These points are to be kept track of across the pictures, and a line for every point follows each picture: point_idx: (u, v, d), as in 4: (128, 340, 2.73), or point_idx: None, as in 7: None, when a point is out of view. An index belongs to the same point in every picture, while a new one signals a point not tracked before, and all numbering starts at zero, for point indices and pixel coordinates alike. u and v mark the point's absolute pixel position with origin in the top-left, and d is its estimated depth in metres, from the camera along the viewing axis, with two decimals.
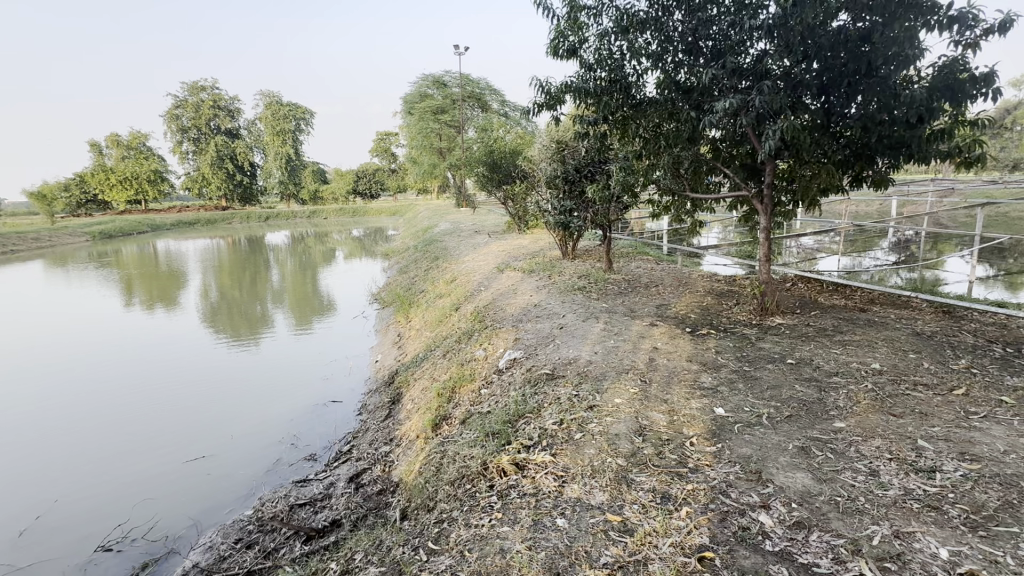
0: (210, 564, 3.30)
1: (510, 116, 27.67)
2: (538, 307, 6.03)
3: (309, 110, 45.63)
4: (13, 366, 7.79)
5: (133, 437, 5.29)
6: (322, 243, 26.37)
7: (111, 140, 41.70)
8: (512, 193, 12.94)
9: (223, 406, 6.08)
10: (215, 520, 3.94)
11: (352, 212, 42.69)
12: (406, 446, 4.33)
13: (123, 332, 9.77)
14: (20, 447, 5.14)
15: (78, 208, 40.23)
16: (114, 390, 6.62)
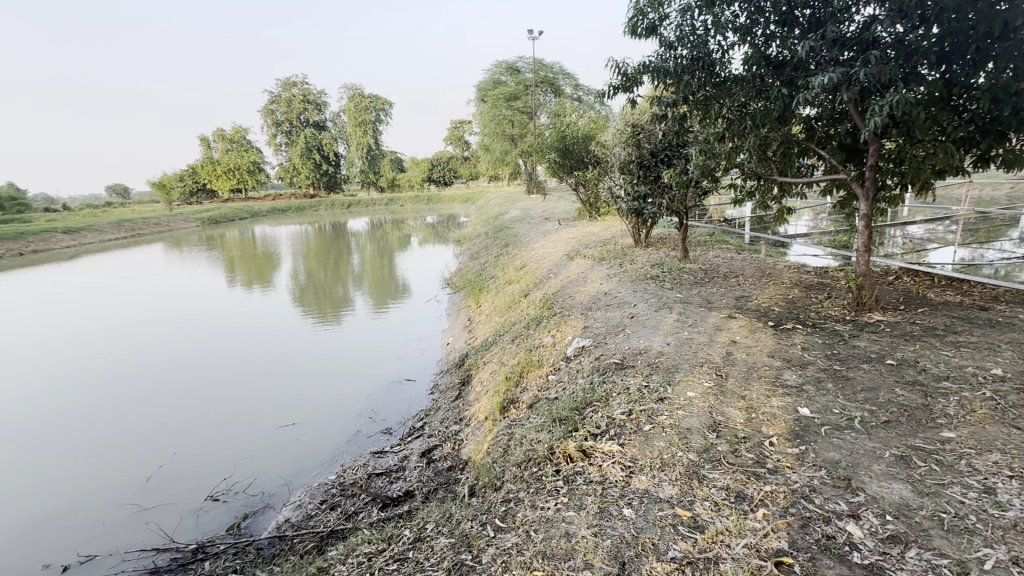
0: (299, 520, 3.63)
1: (584, 100, 27.11)
2: (608, 296, 5.92)
3: (388, 102, 47.60)
4: (139, 337, 8.90)
5: (233, 404, 5.86)
6: (399, 229, 27.57)
7: (218, 134, 46.15)
8: (583, 179, 12.73)
9: (311, 379, 6.59)
10: (304, 481, 4.32)
11: (427, 200, 44.14)
12: (475, 426, 4.47)
13: (225, 310, 10.80)
14: (143, 408, 5.85)
15: (191, 197, 45.10)
16: (218, 362, 7.36)
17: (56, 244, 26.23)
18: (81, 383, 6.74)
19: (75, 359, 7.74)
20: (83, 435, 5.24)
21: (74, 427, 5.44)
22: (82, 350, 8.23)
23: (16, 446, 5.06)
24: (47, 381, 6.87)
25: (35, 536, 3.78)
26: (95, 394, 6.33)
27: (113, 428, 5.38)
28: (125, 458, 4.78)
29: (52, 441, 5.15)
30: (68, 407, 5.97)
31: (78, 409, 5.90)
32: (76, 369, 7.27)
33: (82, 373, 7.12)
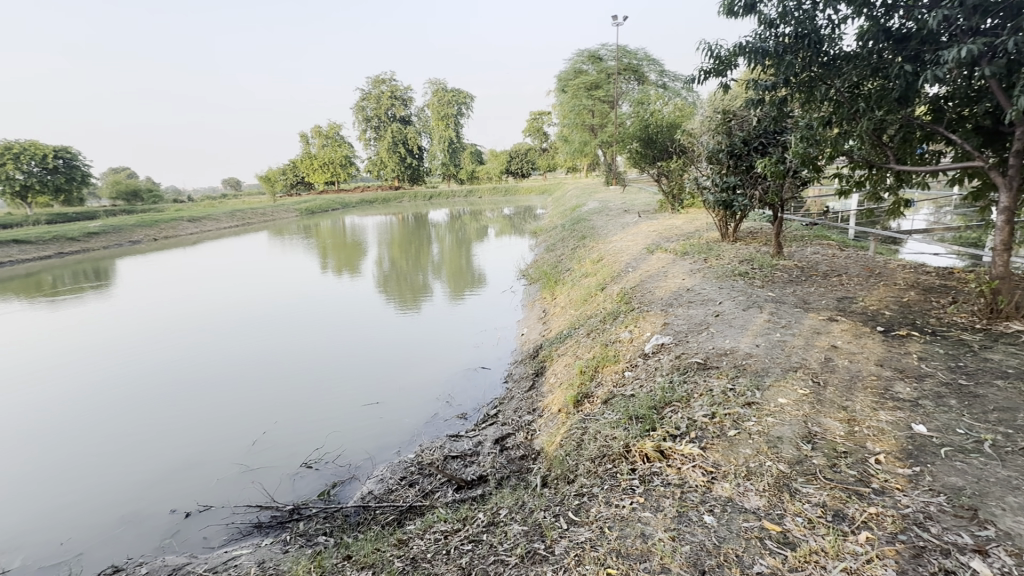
0: (381, 493, 3.87)
1: (669, 86, 25.90)
2: (690, 292, 5.64)
3: (470, 95, 48.59)
4: (245, 318, 9.86)
5: (324, 383, 6.33)
6: (477, 220, 28.20)
7: (315, 131, 49.81)
8: (666, 170, 12.19)
9: (392, 363, 6.94)
10: (387, 457, 4.59)
11: (505, 192, 44.67)
12: (548, 418, 4.48)
13: (318, 295, 11.66)
14: (249, 381, 6.49)
15: (292, 189, 49.25)
16: (312, 344, 7.97)
17: (183, 231, 29.83)
18: (200, 357, 7.61)
19: (195, 335, 8.74)
20: (200, 402, 5.90)
21: (193, 394, 6.15)
22: (200, 328, 9.27)
23: (148, 407, 5.82)
24: (173, 354, 7.83)
25: (163, 484, 4.33)
26: (210, 367, 7.11)
27: (224, 397, 6.02)
28: (234, 424, 5.33)
29: (176, 406, 5.85)
30: (188, 377, 6.76)
31: (196, 379, 6.66)
32: (196, 345, 8.21)
33: (200, 348, 8.02)
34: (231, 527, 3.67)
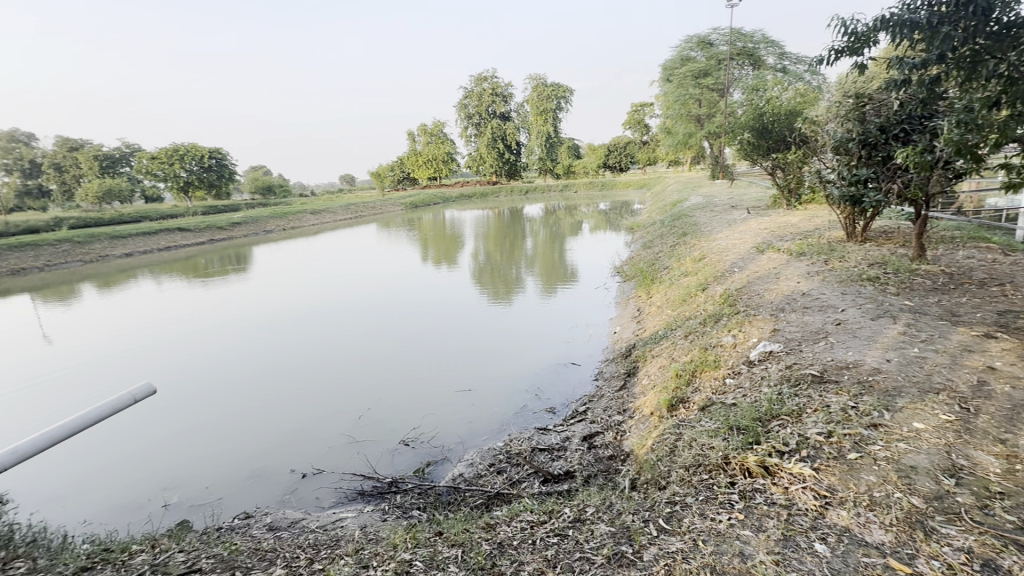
0: (471, 477, 4.03)
1: (790, 69, 23.56)
2: (807, 297, 5.12)
3: (569, 89, 48.22)
4: (354, 304, 10.75)
5: (420, 368, 6.73)
6: (572, 214, 28.04)
7: (421, 129, 52.68)
8: (783, 162, 11.14)
9: (484, 354, 7.15)
10: (477, 443, 4.76)
11: (601, 186, 43.92)
12: (640, 420, 4.35)
13: (417, 285, 12.37)
14: (356, 363, 7.09)
15: (399, 184, 52.70)
16: (410, 331, 8.51)
17: (307, 223, 33.34)
18: (315, 338, 8.44)
19: (311, 319, 9.69)
20: (315, 378, 6.56)
21: (309, 371, 6.84)
22: (316, 312, 10.27)
23: (273, 380, 6.55)
24: (294, 334, 8.74)
25: (284, 447, 4.88)
26: (323, 348, 7.85)
27: (334, 375, 6.63)
28: (343, 399, 5.86)
29: (295, 380, 6.54)
30: (305, 355, 7.54)
31: (311, 358, 7.40)
32: (312, 327, 9.11)
33: (316, 330, 8.89)
34: (339, 491, 4.05)
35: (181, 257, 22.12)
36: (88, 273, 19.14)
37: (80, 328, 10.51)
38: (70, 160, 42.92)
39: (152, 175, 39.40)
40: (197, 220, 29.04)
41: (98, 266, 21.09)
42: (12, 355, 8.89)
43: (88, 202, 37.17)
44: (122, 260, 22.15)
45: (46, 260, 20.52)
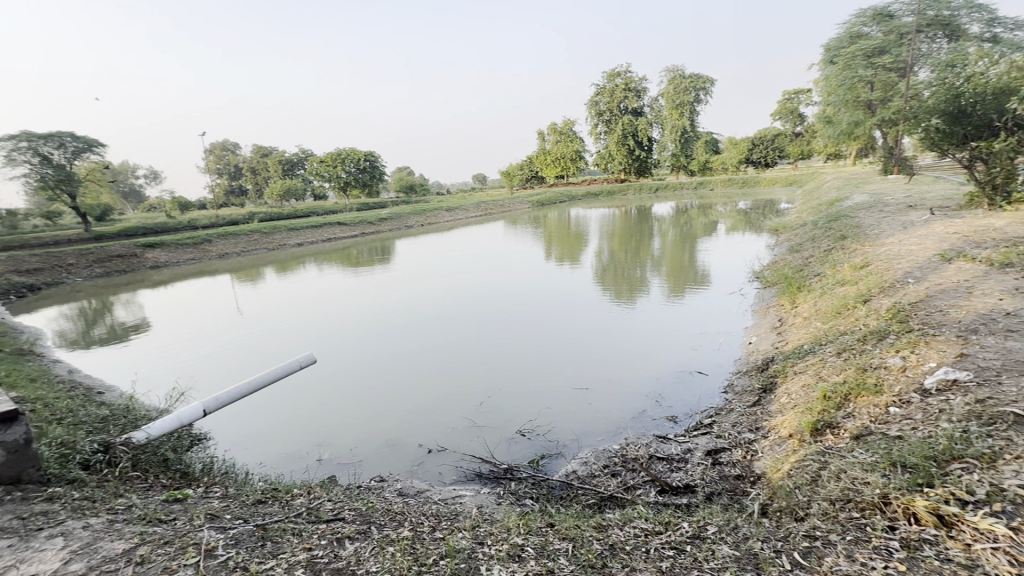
0: (585, 475, 4.02)
1: (1002, 37, 19.12)
2: (1011, 318, 4.14)
3: (710, 79, 44.95)
4: (480, 297, 11.37)
5: (539, 362, 6.88)
6: (706, 214, 26.20)
7: (551, 128, 53.45)
8: (985, 152, 9.12)
9: (602, 354, 7.05)
10: (593, 442, 4.72)
11: (741, 183, 40.31)
12: (775, 441, 3.93)
13: (540, 282, 12.63)
14: (482, 351, 7.52)
15: (527, 183, 54.28)
16: (532, 325, 8.74)
17: (442, 219, 35.95)
18: (445, 326, 9.13)
19: (441, 309, 10.47)
20: (444, 363, 7.10)
21: (439, 356, 7.42)
22: (446, 303, 11.06)
23: (407, 362, 7.22)
24: (425, 322, 9.52)
25: (414, 422, 5.35)
26: (452, 336, 8.44)
27: (461, 362, 7.10)
28: (467, 385, 6.25)
29: (426, 363, 7.12)
30: (436, 342, 8.18)
31: (441, 344, 8.01)
32: (441, 316, 9.83)
33: (445, 319, 9.58)
34: (459, 470, 4.33)
35: (340, 248, 25.42)
36: (271, 259, 22.96)
37: (263, 306, 12.66)
38: (262, 165, 51.71)
39: (320, 176, 45.86)
40: (353, 216, 33.11)
41: (279, 253, 25.21)
42: (217, 324, 11.04)
43: (273, 200, 44.48)
44: (295, 249, 26.13)
45: (242, 247, 25.06)
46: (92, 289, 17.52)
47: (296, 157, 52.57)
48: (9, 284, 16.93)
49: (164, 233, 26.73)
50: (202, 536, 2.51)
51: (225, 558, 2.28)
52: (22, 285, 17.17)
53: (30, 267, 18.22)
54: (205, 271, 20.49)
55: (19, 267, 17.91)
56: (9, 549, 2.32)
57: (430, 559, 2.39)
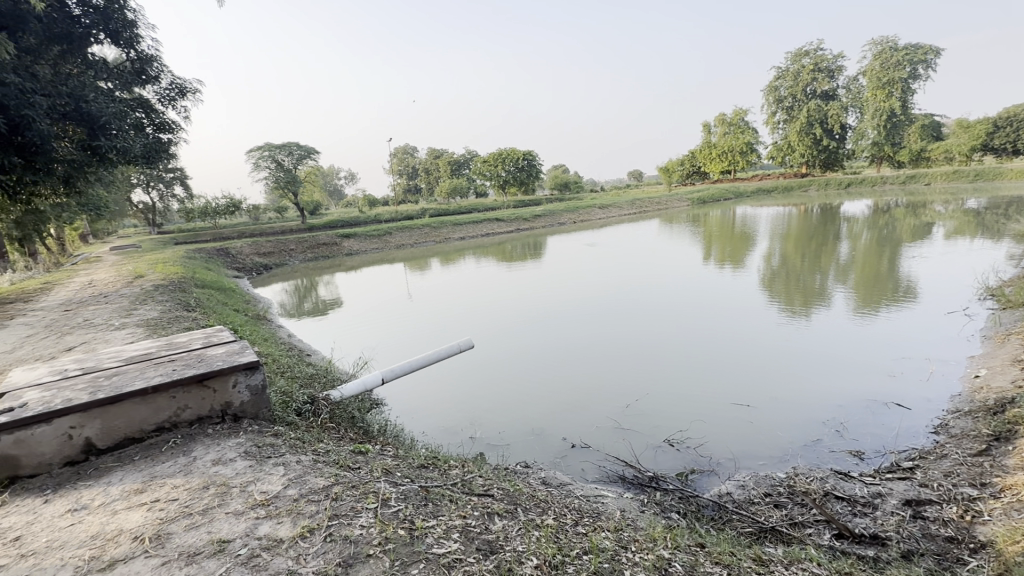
0: (742, 500, 3.66)
1: None
2: None
3: (934, 49, 36.82)
4: (630, 296, 11.14)
5: (693, 370, 6.48)
6: (918, 214, 21.61)
7: (720, 119, 49.43)
8: None
9: (767, 368, 6.35)
10: (753, 465, 4.27)
11: (972, 176, 32.24)
12: (1011, 506, 3.08)
13: (698, 284, 11.80)
14: (631, 352, 7.34)
15: (688, 179, 51.25)
16: (687, 331, 8.23)
17: (594, 217, 35.96)
18: (594, 323, 9.12)
19: (591, 306, 10.53)
20: (591, 360, 7.11)
21: (587, 353, 7.46)
22: (595, 300, 11.06)
23: (556, 356, 7.42)
24: (575, 317, 9.69)
25: (559, 415, 5.46)
26: (600, 333, 8.43)
27: (609, 361, 7.04)
28: (614, 384, 6.17)
29: (574, 358, 7.24)
30: (583, 338, 8.24)
31: (589, 341, 8.03)
32: (590, 313, 9.89)
33: (594, 316, 9.62)
34: (602, 469, 4.30)
35: (498, 242, 27.07)
36: (438, 251, 25.54)
37: (431, 293, 14.14)
38: (435, 166, 57.54)
39: (484, 175, 49.48)
40: (511, 212, 34.95)
41: (445, 245, 27.91)
42: (394, 306, 12.66)
43: (443, 197, 49.36)
44: (458, 242, 28.56)
45: (415, 240, 28.30)
46: (306, 270, 21.52)
47: (463, 158, 57.34)
48: (253, 263, 21.76)
49: (358, 226, 31.48)
50: (378, 486, 2.90)
51: (396, 509, 2.61)
52: (261, 265, 21.91)
53: (267, 250, 23.10)
54: (387, 259, 23.69)
55: (260, 251, 22.85)
56: (250, 469, 2.99)
57: (573, 552, 2.42)
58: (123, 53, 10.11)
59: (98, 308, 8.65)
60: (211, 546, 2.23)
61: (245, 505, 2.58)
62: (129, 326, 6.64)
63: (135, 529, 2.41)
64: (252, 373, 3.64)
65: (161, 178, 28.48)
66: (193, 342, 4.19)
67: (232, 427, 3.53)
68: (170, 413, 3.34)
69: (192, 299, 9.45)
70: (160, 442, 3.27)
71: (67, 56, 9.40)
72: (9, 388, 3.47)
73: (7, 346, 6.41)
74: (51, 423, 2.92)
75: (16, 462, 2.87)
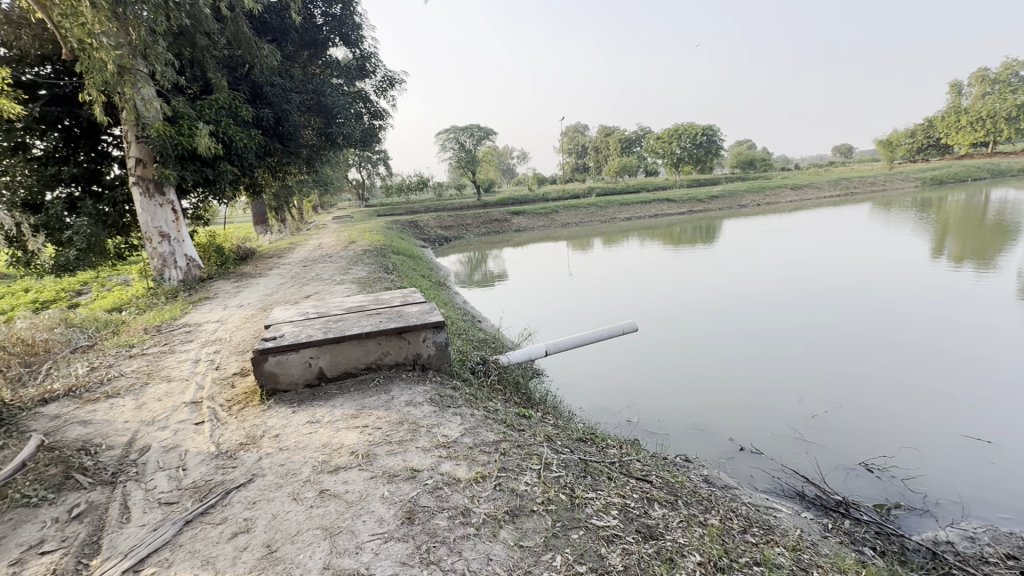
0: (969, 555, 2.95)
1: None
2: None
3: None
4: (821, 290, 9.69)
5: (897, 381, 5.48)
6: None
7: (977, 77, 38.73)
8: None
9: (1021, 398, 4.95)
10: (991, 516, 3.40)
11: None
12: None
13: (914, 282, 9.76)
14: (814, 352, 6.49)
15: (918, 154, 41.67)
16: (890, 334, 6.99)
17: (784, 198, 31.76)
18: (770, 317, 8.20)
19: (770, 298, 9.44)
20: (763, 357, 6.48)
21: (758, 348, 6.81)
22: (773, 291, 9.89)
23: (727, 349, 6.83)
24: (748, 308, 8.80)
25: (725, 411, 5.11)
26: (776, 328, 7.59)
27: (785, 359, 6.33)
28: (792, 386, 5.55)
29: (748, 355, 6.56)
30: (756, 331, 7.51)
31: (762, 335, 7.31)
32: (768, 306, 8.87)
33: (772, 310, 8.60)
34: (775, 481, 3.86)
35: (665, 224, 25.72)
36: (603, 230, 25.35)
37: (592, 272, 14.19)
38: (604, 144, 56.53)
39: (655, 153, 47.23)
40: (684, 192, 32.82)
41: (610, 225, 27.57)
42: (557, 282, 13.04)
43: (611, 175, 48.59)
44: (624, 222, 27.94)
45: (580, 218, 28.54)
46: (478, 244, 23.39)
47: (635, 135, 55.47)
48: (436, 234, 24.44)
49: (526, 203, 32.92)
50: (541, 451, 3.08)
51: (558, 475, 2.74)
52: (442, 236, 24.50)
53: (447, 224, 25.68)
54: (552, 236, 24.41)
55: (442, 224, 25.52)
56: (435, 413, 3.42)
57: (741, 558, 2.25)
58: (351, 52, 12.02)
59: (325, 265, 10.73)
60: (405, 472, 2.64)
61: (431, 444, 2.98)
62: (346, 282, 8.09)
63: (352, 446, 2.98)
64: (438, 331, 4.13)
65: (370, 159, 33.46)
66: (394, 299, 4.92)
67: (421, 375, 4.08)
68: (376, 355, 4.00)
69: (390, 263, 11.07)
70: (368, 379, 3.95)
71: (313, 58, 11.56)
72: (271, 322, 4.53)
73: (268, 290, 8.37)
74: (298, 352, 3.74)
75: (276, 378, 3.75)
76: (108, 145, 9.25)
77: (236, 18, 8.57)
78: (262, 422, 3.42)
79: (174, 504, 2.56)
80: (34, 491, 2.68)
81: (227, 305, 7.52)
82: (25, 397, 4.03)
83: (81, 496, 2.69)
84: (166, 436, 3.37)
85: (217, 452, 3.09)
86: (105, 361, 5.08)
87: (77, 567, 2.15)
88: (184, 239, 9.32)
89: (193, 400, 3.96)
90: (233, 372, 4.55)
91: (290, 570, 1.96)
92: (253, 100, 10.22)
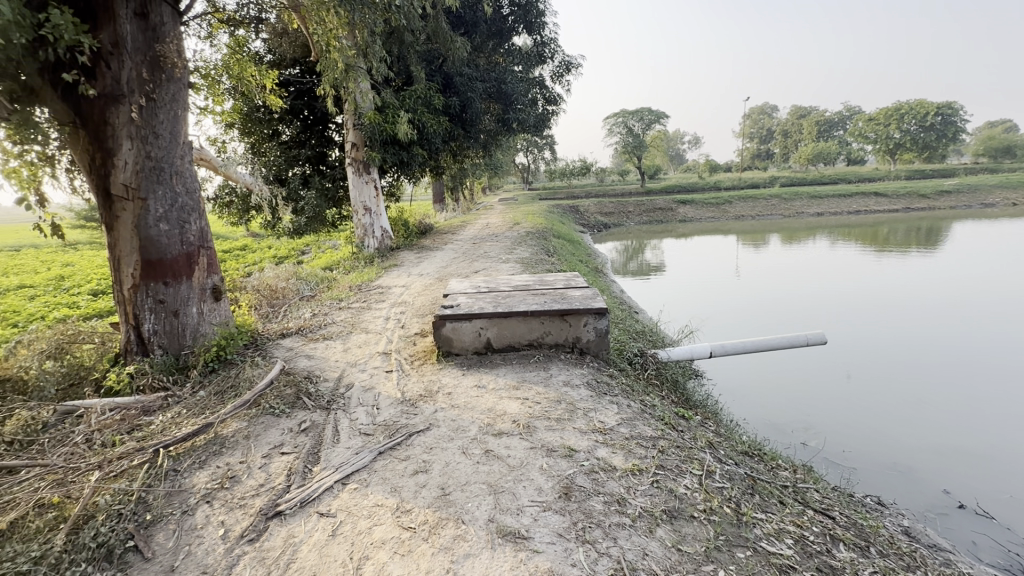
0: None
1: None
2: None
3: None
4: None
5: None
6: None
7: None
8: None
9: None
10: None
11: None
12: None
13: None
14: None
15: None
16: None
17: None
18: (1003, 343, 6.49)
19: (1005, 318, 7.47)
20: (974, 383, 5.40)
21: (981, 377, 5.52)
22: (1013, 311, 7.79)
23: (939, 378, 5.57)
24: (971, 329, 7.05)
25: (923, 444, 4.34)
26: (992, 350, 6.26)
27: (994, 385, 5.31)
28: (1003, 418, 4.67)
29: (970, 389, 5.26)
30: (975, 356, 6.12)
31: (992, 364, 5.85)
32: (1003, 328, 7.02)
33: (1008, 334, 6.79)
34: (1010, 556, 3.05)
35: (869, 223, 21.67)
36: (785, 226, 22.38)
37: (761, 270, 12.85)
38: (797, 126, 49.46)
39: (864, 138, 39.92)
40: (901, 186, 27.09)
41: (795, 219, 24.21)
42: (722, 279, 12.04)
43: (801, 164, 42.48)
44: (814, 218, 24.27)
45: (757, 211, 25.71)
46: (639, 232, 22.66)
47: (837, 116, 47.58)
48: (596, 220, 24.31)
49: (695, 192, 30.71)
50: (703, 456, 2.90)
51: (721, 485, 2.55)
52: (602, 222, 24.26)
53: (608, 211, 25.36)
54: (722, 229, 22.41)
55: (602, 211, 25.28)
56: (592, 398, 3.45)
57: None
58: (533, 39, 12.42)
59: (492, 244, 11.49)
60: (563, 449, 2.72)
61: (587, 427, 3.02)
62: (511, 261, 8.57)
63: (514, 415, 3.18)
64: (600, 317, 4.13)
65: (537, 143, 34.42)
66: (557, 282, 5.04)
67: (579, 359, 4.14)
68: (539, 334, 4.17)
69: (551, 246, 11.38)
70: (529, 355, 4.15)
71: (497, 47, 12.23)
72: (449, 291, 5.03)
73: (443, 263, 9.30)
74: (472, 322, 4.09)
75: (451, 342, 4.17)
76: (332, 132, 11.11)
77: (437, 15, 9.49)
78: (437, 379, 3.85)
79: (370, 435, 3.05)
80: (277, 404, 3.45)
81: (411, 272, 8.58)
82: (271, 329, 5.20)
83: (307, 414, 3.38)
84: (365, 377, 4.02)
85: (402, 398, 3.59)
86: (322, 310, 6.25)
87: (305, 469, 2.71)
88: (382, 212, 10.84)
89: (385, 351, 4.64)
90: (415, 332, 5.20)
91: (460, 514, 2.19)
92: (445, 89, 11.25)
